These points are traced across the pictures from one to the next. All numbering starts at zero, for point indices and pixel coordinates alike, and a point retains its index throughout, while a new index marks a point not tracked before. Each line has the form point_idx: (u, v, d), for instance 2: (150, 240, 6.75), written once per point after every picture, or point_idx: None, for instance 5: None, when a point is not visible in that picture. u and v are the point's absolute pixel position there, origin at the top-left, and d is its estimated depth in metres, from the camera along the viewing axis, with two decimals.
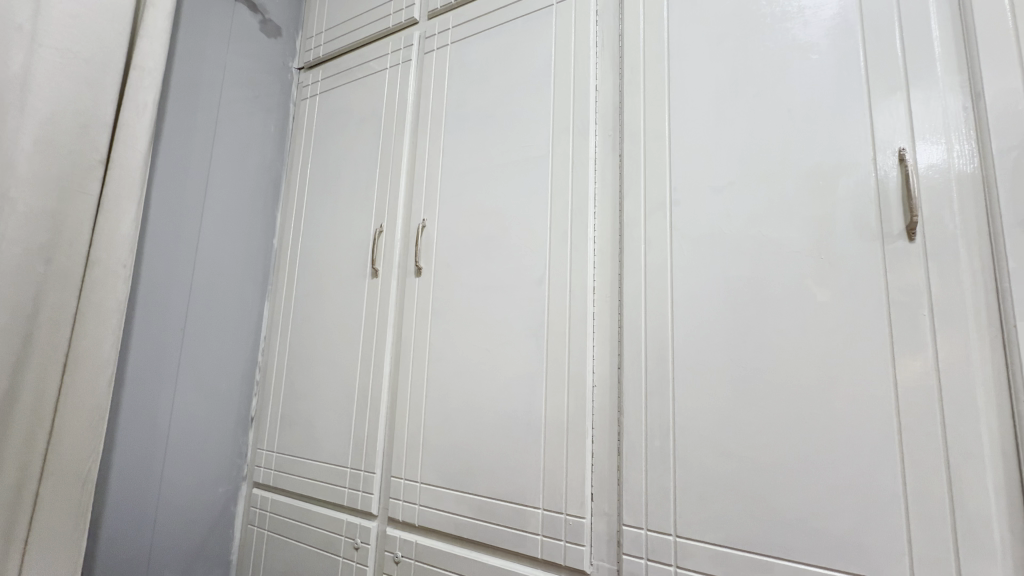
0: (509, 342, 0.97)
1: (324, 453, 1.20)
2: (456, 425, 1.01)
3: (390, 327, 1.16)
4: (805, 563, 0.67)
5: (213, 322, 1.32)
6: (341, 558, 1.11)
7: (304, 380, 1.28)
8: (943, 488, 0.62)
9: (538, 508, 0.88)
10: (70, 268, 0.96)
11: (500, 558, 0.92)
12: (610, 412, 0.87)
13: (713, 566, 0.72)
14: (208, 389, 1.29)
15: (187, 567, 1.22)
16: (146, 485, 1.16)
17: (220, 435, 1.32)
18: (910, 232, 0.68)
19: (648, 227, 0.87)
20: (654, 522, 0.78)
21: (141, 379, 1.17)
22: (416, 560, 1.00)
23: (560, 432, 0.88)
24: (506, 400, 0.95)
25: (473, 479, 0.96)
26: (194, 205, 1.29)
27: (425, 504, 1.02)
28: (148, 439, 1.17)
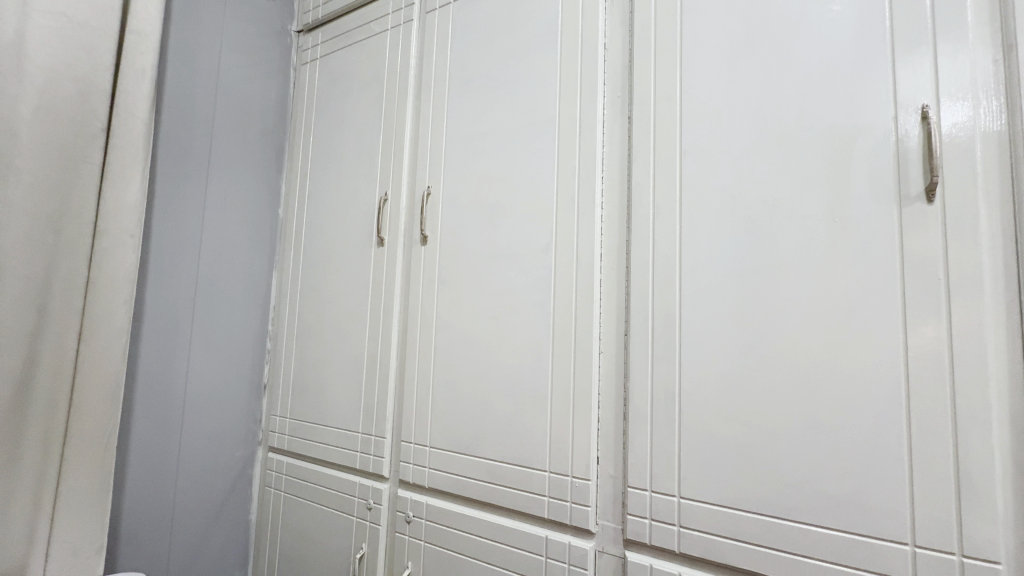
0: (515, 310, 0.97)
1: (335, 419, 1.23)
2: (464, 392, 1.02)
3: (397, 297, 1.16)
4: (807, 523, 0.68)
5: (222, 293, 1.33)
6: (354, 518, 1.16)
7: (314, 349, 1.30)
8: (949, 452, 0.62)
9: (544, 470, 0.90)
10: (79, 238, 0.97)
11: (508, 518, 0.95)
12: (616, 379, 0.87)
13: (715, 525, 0.74)
14: (221, 359, 1.32)
15: (209, 525, 1.28)
16: (167, 449, 1.21)
17: (235, 402, 1.35)
18: (929, 194, 0.65)
19: (658, 191, 0.85)
20: (658, 484, 0.79)
21: (154, 349, 1.19)
22: (427, 520, 1.04)
23: (566, 398, 0.89)
24: (513, 368, 0.96)
25: (481, 443, 0.98)
26: (198, 174, 1.28)
27: (434, 468, 1.04)
28: (166, 405, 1.21)
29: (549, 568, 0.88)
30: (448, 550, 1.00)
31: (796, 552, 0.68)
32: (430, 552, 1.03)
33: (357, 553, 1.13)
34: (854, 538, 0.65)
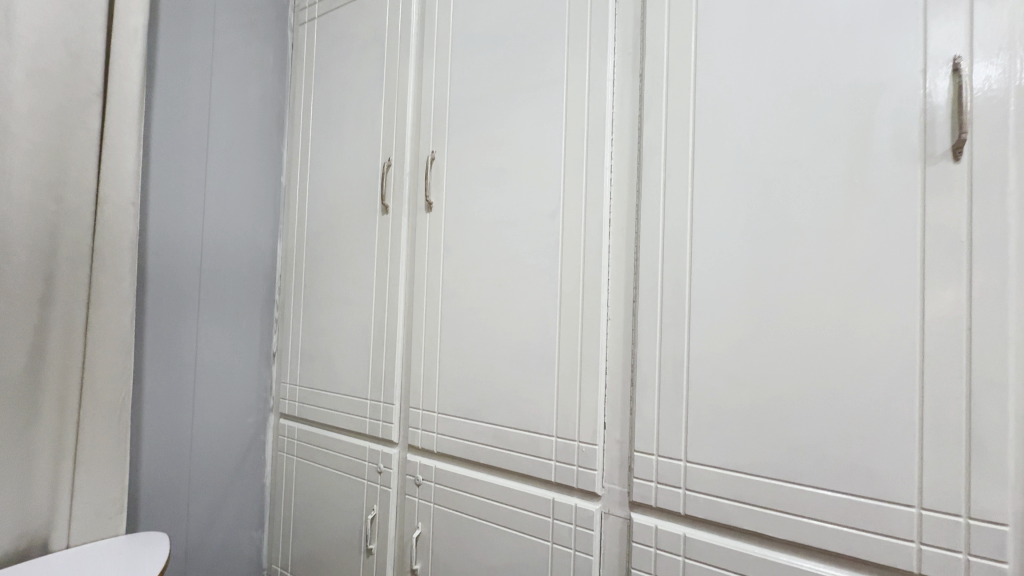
0: (522, 276, 0.96)
1: (344, 386, 1.24)
2: (471, 359, 1.02)
3: (403, 264, 1.15)
4: (813, 486, 0.68)
5: (228, 262, 1.32)
6: (365, 481, 1.18)
7: (321, 318, 1.31)
8: (962, 416, 0.61)
9: (551, 436, 0.91)
10: (82, 206, 0.96)
11: (515, 481, 0.96)
12: (624, 345, 0.86)
13: (721, 488, 0.75)
14: (229, 327, 1.33)
15: (225, 487, 1.32)
16: (180, 415, 1.23)
17: (245, 369, 1.36)
18: (956, 152, 0.62)
19: (669, 153, 0.82)
20: (665, 449, 0.80)
21: (161, 319, 1.20)
22: (436, 483, 1.06)
23: (573, 364, 0.89)
24: (521, 335, 0.96)
25: (488, 409, 0.99)
26: (197, 141, 1.26)
27: (442, 433, 1.06)
28: (177, 373, 1.22)
29: (556, 529, 0.90)
30: (457, 512, 1.03)
31: (800, 514, 0.69)
32: (440, 513, 1.05)
33: (368, 514, 1.17)
34: (860, 501, 0.65)
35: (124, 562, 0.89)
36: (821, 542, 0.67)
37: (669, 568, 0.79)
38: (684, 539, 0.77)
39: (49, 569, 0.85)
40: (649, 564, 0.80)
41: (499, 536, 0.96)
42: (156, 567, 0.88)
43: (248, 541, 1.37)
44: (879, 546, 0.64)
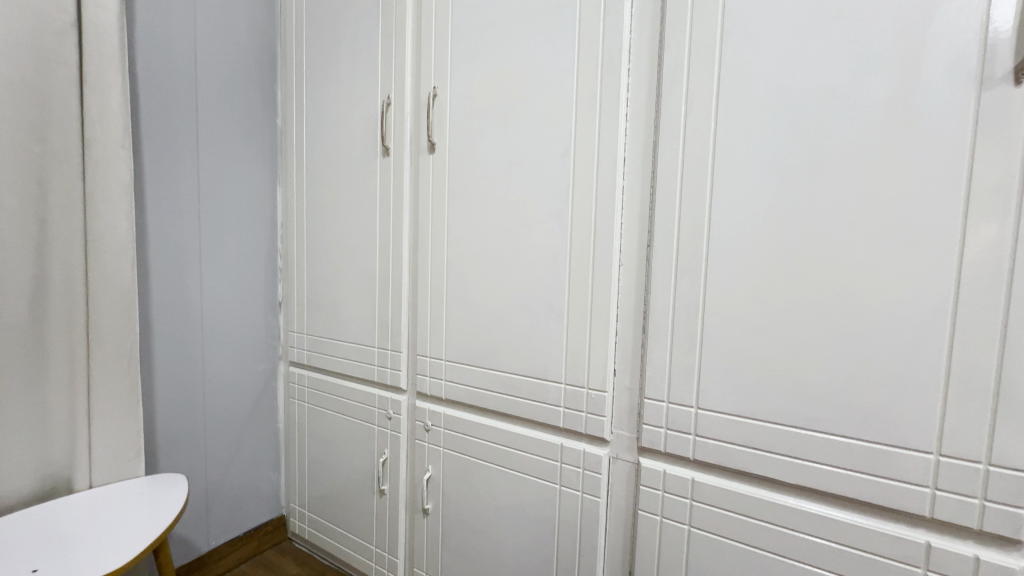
0: (530, 221, 0.92)
1: (351, 335, 1.24)
2: (478, 307, 1.00)
3: (407, 210, 1.11)
4: (827, 432, 0.67)
5: (226, 209, 1.28)
6: (376, 427, 1.20)
7: (325, 267, 1.28)
8: (993, 364, 0.58)
9: (560, 383, 0.90)
10: (68, 148, 0.91)
11: (524, 427, 0.97)
12: (636, 291, 0.84)
13: (732, 434, 0.74)
14: (233, 276, 1.31)
15: (241, 432, 1.35)
16: (191, 364, 1.23)
17: (252, 318, 1.36)
18: (1018, 74, 0.55)
19: (692, 84, 0.75)
20: (676, 396, 0.79)
21: (164, 267, 1.16)
22: (445, 428, 1.08)
23: (583, 312, 0.87)
24: (529, 282, 0.93)
25: (497, 358, 0.98)
26: (186, 78, 1.18)
27: (450, 381, 1.06)
28: (185, 322, 1.21)
29: (564, 473, 0.91)
30: (467, 456, 1.04)
31: (813, 460, 0.68)
32: (450, 457, 1.07)
33: (380, 458, 1.19)
34: (876, 447, 0.64)
35: (146, 504, 0.92)
36: (834, 487, 0.67)
37: (676, 510, 0.80)
38: (692, 482, 0.78)
39: (75, 509, 0.88)
40: (657, 506, 0.81)
41: (507, 479, 0.98)
42: (175, 510, 0.90)
43: (265, 481, 1.42)
44: (892, 491, 0.64)
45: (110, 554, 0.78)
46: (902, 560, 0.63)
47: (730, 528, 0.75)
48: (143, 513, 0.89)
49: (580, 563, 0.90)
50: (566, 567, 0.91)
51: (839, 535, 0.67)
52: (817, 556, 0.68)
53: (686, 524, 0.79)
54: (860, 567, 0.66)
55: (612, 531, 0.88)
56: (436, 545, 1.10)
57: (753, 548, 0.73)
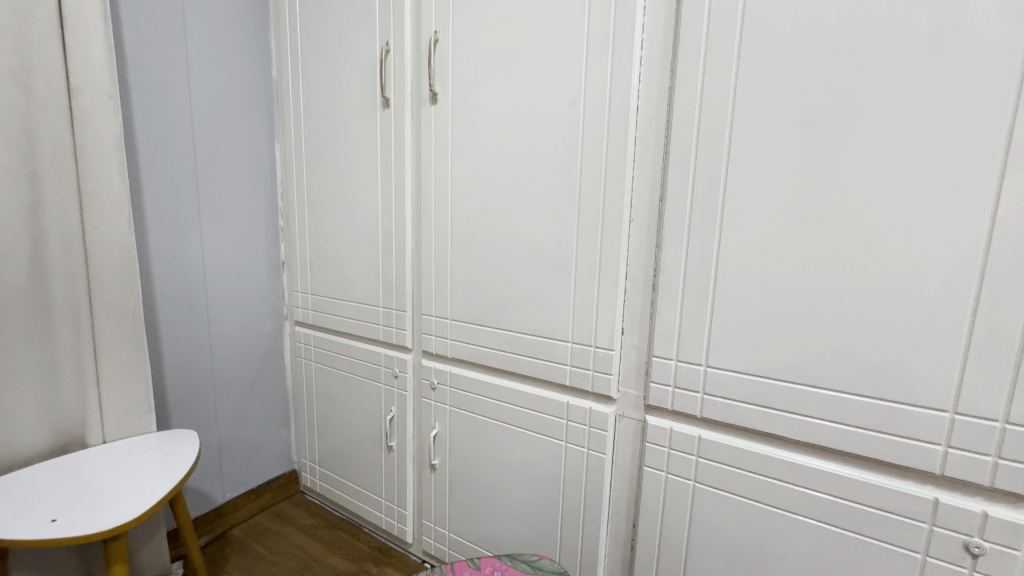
0: (537, 175, 0.88)
1: (355, 294, 1.22)
2: (483, 265, 0.98)
3: (410, 165, 1.07)
4: (839, 390, 0.66)
5: (223, 165, 1.25)
6: (382, 385, 1.21)
7: (327, 225, 1.26)
8: (1020, 321, 0.55)
9: (567, 341, 0.89)
10: (54, 98, 0.87)
11: (530, 385, 0.97)
12: (647, 248, 0.81)
13: (741, 392, 0.73)
14: (234, 235, 1.29)
15: (250, 390, 1.37)
16: (196, 323, 1.23)
17: (255, 278, 1.35)
18: None
19: (714, 22, 0.70)
20: (685, 354, 0.78)
21: (162, 225, 1.13)
22: (451, 387, 1.08)
23: (592, 269, 0.85)
24: (535, 239, 0.90)
25: (502, 316, 0.97)
26: (173, 24, 1.11)
27: (456, 340, 1.05)
28: (187, 281, 1.20)
29: (570, 431, 0.91)
30: (472, 413, 1.05)
31: (823, 418, 0.67)
32: (456, 415, 1.08)
33: (387, 415, 1.21)
34: (889, 405, 0.63)
35: (159, 457, 0.94)
36: (843, 445, 0.66)
37: (681, 466, 0.80)
38: (699, 439, 0.78)
39: (91, 462, 0.91)
40: (662, 462, 0.82)
41: (513, 435, 0.99)
42: (188, 463, 0.92)
43: (276, 438, 1.45)
44: (902, 449, 0.63)
45: (128, 504, 0.80)
46: (907, 515, 0.64)
47: (735, 484, 0.75)
48: (157, 467, 0.91)
49: (585, 516, 0.91)
50: (571, 519, 0.93)
51: (845, 491, 0.67)
52: (821, 511, 0.69)
53: (691, 480, 0.79)
54: (864, 521, 0.66)
55: (617, 486, 0.89)
56: (444, 498, 1.13)
57: (757, 502, 0.74)
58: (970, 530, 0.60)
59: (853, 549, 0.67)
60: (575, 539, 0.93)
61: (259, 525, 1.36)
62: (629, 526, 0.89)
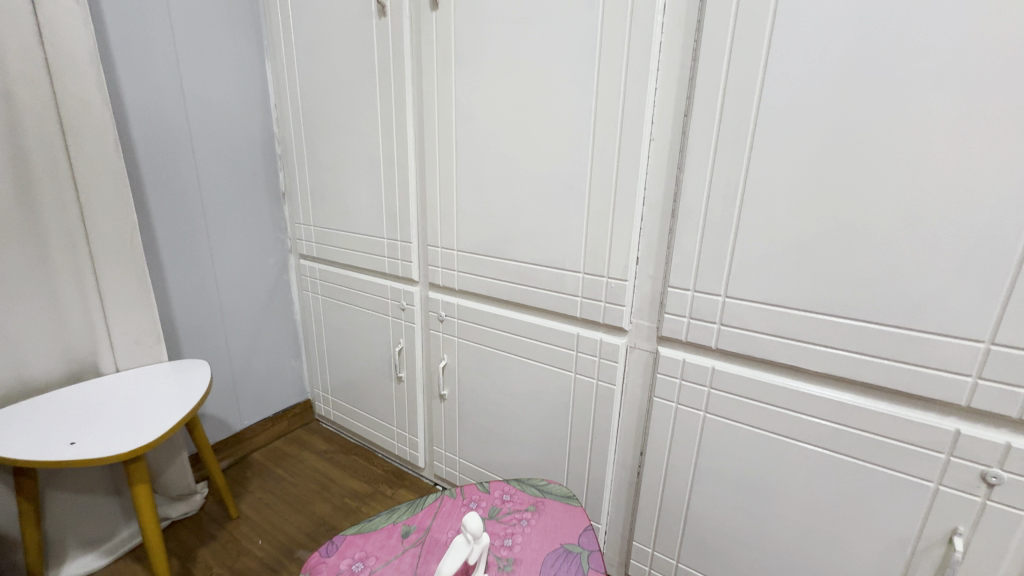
0: (549, 90, 0.80)
1: (358, 225, 1.18)
2: (490, 192, 0.92)
3: (410, 83, 0.98)
4: (867, 320, 0.63)
5: (211, 86, 1.16)
6: (390, 318, 1.20)
7: (325, 152, 1.19)
8: None
9: (578, 272, 0.85)
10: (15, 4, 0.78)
11: (539, 317, 0.94)
12: (667, 170, 0.75)
13: (760, 323, 0.70)
14: (229, 163, 1.23)
15: (259, 323, 1.37)
16: (198, 255, 1.20)
17: (255, 209, 1.31)
18: None
19: None
20: (703, 284, 0.74)
21: (153, 151, 1.08)
22: (459, 319, 1.06)
23: (606, 195, 0.79)
24: (546, 162, 0.84)
25: (511, 246, 0.92)
26: None
27: (463, 272, 1.02)
28: (185, 212, 1.16)
29: (579, 362, 0.90)
30: (481, 345, 1.04)
31: (845, 349, 0.65)
32: (464, 347, 1.07)
33: (396, 347, 1.21)
34: (920, 336, 0.60)
35: (172, 384, 0.95)
36: (865, 376, 0.64)
37: (692, 398, 0.79)
38: (712, 371, 0.76)
39: (106, 388, 0.92)
40: (673, 394, 0.81)
41: (522, 367, 0.98)
42: (201, 390, 0.94)
43: (288, 369, 1.48)
44: (929, 380, 0.60)
45: (144, 428, 0.82)
46: (924, 445, 0.62)
47: (746, 414, 0.74)
48: (171, 393, 0.92)
49: (592, 444, 0.92)
50: (578, 447, 0.94)
51: (862, 422, 0.65)
52: (834, 440, 0.68)
53: (701, 410, 0.78)
54: (878, 451, 0.65)
55: (625, 416, 0.89)
56: (453, 426, 1.16)
57: (768, 432, 0.73)
58: (989, 461, 0.59)
59: (863, 478, 0.67)
60: (582, 465, 0.95)
61: (277, 449, 1.42)
62: (636, 454, 0.90)
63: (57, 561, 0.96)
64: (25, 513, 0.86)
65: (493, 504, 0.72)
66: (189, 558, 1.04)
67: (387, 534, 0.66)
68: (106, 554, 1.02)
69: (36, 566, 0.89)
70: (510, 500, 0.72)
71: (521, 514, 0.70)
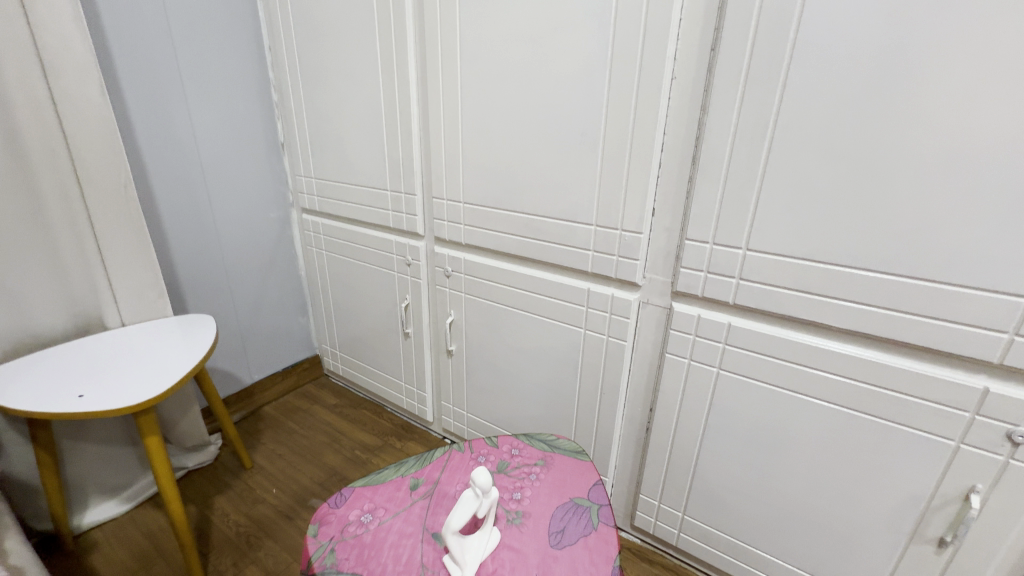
0: (562, 24, 0.74)
1: (360, 177, 1.14)
2: (498, 139, 0.87)
3: (411, 20, 0.91)
4: (898, 274, 0.59)
5: (199, 26, 1.09)
6: (395, 273, 1.17)
7: (324, 98, 1.13)
8: None
9: (590, 225, 0.81)
10: None
11: (548, 272, 0.91)
12: (690, 113, 0.69)
13: (782, 278, 0.67)
14: (224, 111, 1.17)
15: (264, 278, 1.36)
16: (198, 209, 1.17)
17: (254, 160, 1.26)
18: None
19: None
20: (723, 236, 0.70)
21: (143, 97, 1.03)
22: (466, 275, 1.03)
23: (622, 141, 0.74)
24: (557, 106, 0.78)
25: (520, 198, 0.88)
26: None
27: (470, 226, 0.98)
28: (181, 163, 1.12)
29: (590, 318, 0.88)
30: (489, 301, 1.02)
31: (873, 304, 0.61)
32: (471, 303, 1.05)
33: (402, 303, 1.19)
34: (956, 291, 0.56)
35: (178, 338, 0.95)
36: (891, 333, 0.61)
37: (706, 354, 0.77)
38: (728, 327, 0.73)
39: (112, 342, 0.92)
40: (686, 351, 0.78)
41: (530, 323, 0.96)
42: (207, 344, 0.93)
43: (295, 324, 1.48)
44: (961, 337, 0.57)
45: (152, 381, 0.81)
46: (949, 404, 0.60)
47: (761, 371, 0.72)
48: (178, 347, 0.91)
49: (600, 400, 0.92)
50: (587, 403, 0.94)
51: (884, 380, 0.63)
52: (853, 398, 0.66)
53: (715, 366, 0.77)
54: (899, 409, 0.63)
55: (635, 372, 0.88)
56: (461, 382, 1.15)
57: (783, 389, 0.71)
58: (1017, 420, 0.56)
59: (880, 435, 0.65)
60: (591, 421, 0.95)
61: (288, 403, 1.44)
62: (645, 410, 0.89)
63: (79, 506, 1.00)
64: (43, 462, 0.88)
65: (502, 458, 0.71)
66: (206, 505, 1.07)
67: (395, 486, 0.66)
68: (126, 500, 1.06)
69: (59, 512, 0.92)
70: (519, 454, 0.72)
71: (530, 468, 0.69)
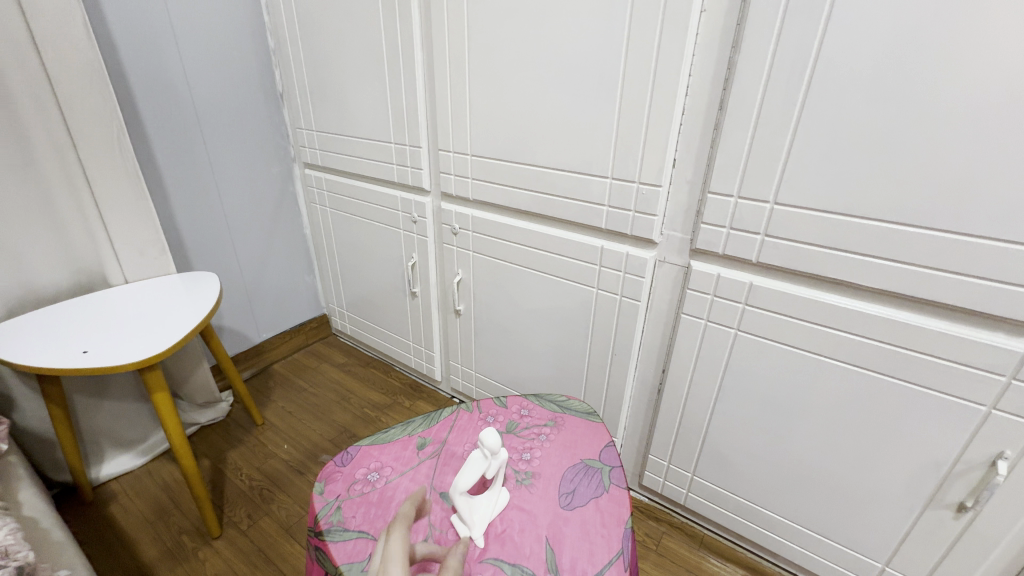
0: None
1: (363, 128, 1.08)
2: (508, 86, 0.81)
3: None
4: (941, 230, 0.54)
5: None
6: (401, 230, 1.14)
7: (322, 43, 1.06)
8: None
9: (605, 178, 0.77)
10: None
11: (560, 229, 0.87)
12: (719, 51, 0.63)
13: (812, 235, 0.62)
14: (218, 58, 1.11)
15: (268, 236, 1.33)
16: (196, 163, 1.13)
17: (252, 112, 1.21)
18: None
19: None
20: (749, 190, 0.65)
21: (133, 41, 0.97)
22: (474, 232, 1.00)
23: (643, 85, 0.68)
24: (572, 47, 0.72)
25: (531, 150, 0.83)
26: None
27: (478, 180, 0.93)
28: (177, 115, 1.07)
29: (602, 277, 0.84)
30: (497, 259, 0.98)
31: (911, 262, 0.57)
32: (479, 261, 1.02)
33: (408, 261, 1.16)
34: (1006, 247, 0.51)
35: (183, 295, 0.93)
36: (928, 293, 0.57)
37: (724, 314, 0.73)
38: (750, 286, 0.69)
39: (116, 300, 0.90)
40: (703, 311, 0.75)
41: (540, 282, 0.93)
42: (212, 302, 0.91)
43: (301, 283, 1.46)
44: (1006, 297, 0.53)
45: (156, 338, 0.80)
46: (984, 368, 0.56)
47: (783, 333, 0.69)
48: (182, 304, 0.90)
49: (612, 361, 0.90)
50: (597, 364, 0.92)
51: (915, 343, 0.59)
52: (880, 361, 0.63)
53: (733, 328, 0.73)
54: (929, 373, 0.60)
55: (648, 333, 0.85)
56: (469, 342, 1.14)
57: (805, 351, 0.68)
58: None
59: (906, 400, 0.62)
60: (601, 381, 0.93)
61: (298, 361, 1.44)
62: (658, 372, 0.86)
63: (96, 459, 1.02)
64: (57, 417, 0.89)
65: (511, 419, 0.70)
66: (220, 459, 1.09)
67: (403, 446, 0.66)
68: (142, 454, 1.08)
69: (76, 465, 0.94)
70: (529, 415, 0.71)
71: (540, 428, 0.68)
